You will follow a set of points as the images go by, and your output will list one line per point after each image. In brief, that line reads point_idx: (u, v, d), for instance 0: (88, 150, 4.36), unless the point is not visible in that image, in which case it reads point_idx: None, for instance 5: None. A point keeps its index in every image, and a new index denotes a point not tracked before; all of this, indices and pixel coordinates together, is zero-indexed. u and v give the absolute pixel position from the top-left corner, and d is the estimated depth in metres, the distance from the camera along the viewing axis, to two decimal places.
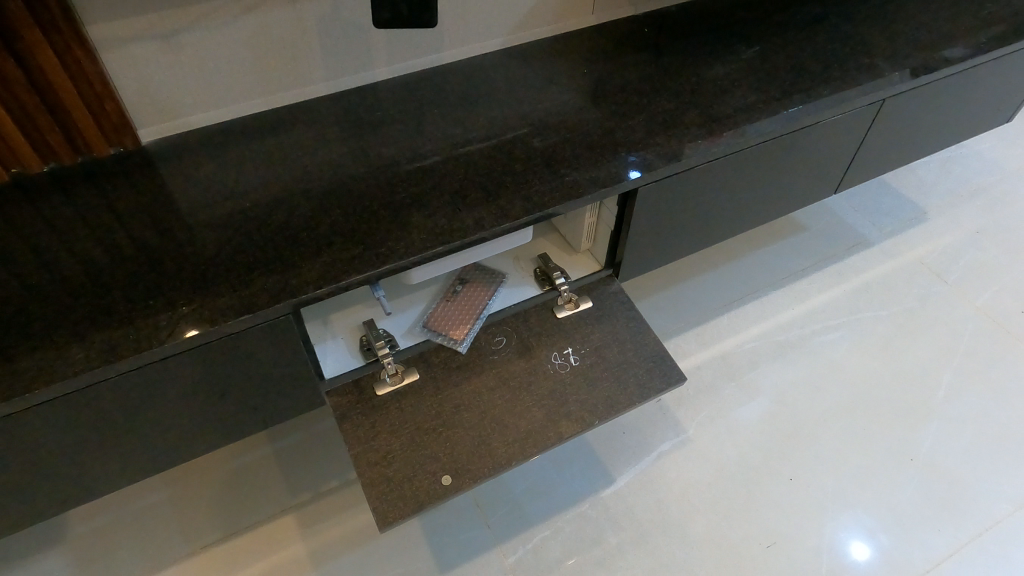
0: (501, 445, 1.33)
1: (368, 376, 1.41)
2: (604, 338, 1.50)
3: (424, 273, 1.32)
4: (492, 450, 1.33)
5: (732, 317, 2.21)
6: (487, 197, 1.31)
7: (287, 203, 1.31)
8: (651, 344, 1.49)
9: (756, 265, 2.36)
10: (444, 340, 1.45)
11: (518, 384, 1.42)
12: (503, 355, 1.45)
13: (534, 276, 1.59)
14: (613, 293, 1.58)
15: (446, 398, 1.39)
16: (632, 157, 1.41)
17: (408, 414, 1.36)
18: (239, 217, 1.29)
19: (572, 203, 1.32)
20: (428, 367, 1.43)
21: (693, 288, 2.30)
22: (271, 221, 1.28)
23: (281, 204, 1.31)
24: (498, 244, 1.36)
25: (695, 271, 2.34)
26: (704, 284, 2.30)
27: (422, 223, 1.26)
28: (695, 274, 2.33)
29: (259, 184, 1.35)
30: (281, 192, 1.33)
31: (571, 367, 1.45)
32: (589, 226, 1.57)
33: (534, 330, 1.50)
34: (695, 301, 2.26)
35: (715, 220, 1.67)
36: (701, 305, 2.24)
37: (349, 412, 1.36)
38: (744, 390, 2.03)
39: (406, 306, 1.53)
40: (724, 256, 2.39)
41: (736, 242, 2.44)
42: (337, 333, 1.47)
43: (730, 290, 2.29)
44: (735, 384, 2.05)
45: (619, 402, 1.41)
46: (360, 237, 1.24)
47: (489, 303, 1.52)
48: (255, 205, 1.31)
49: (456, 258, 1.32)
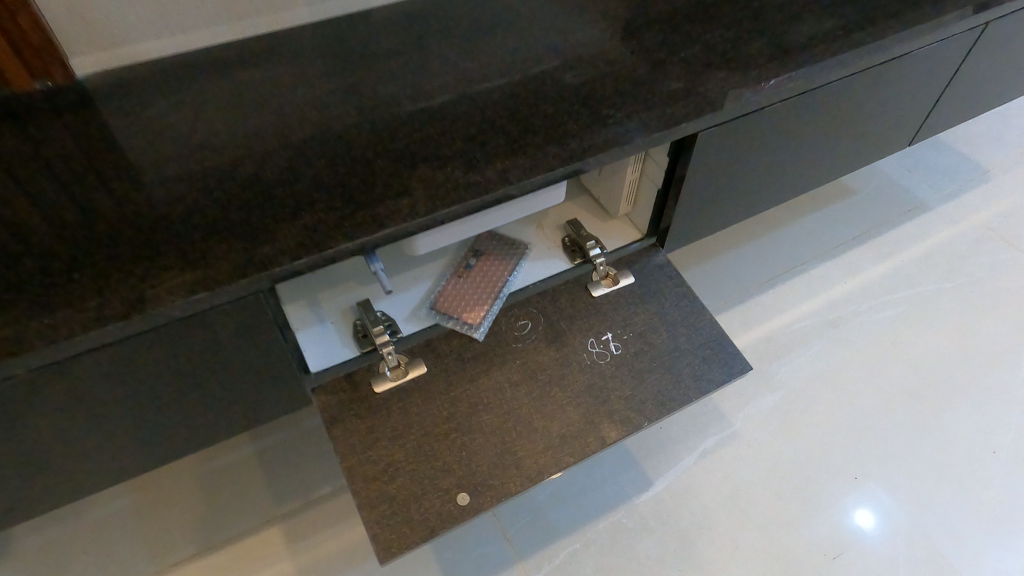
0: (530, 454, 1.08)
1: (363, 369, 1.14)
2: (649, 320, 1.24)
3: (431, 240, 1.04)
4: (520, 461, 1.07)
5: (778, 291, 1.95)
6: (512, 144, 1.03)
7: (257, 151, 1.03)
8: (706, 327, 1.23)
9: (804, 234, 2.09)
10: (456, 327, 1.18)
11: (548, 378, 1.16)
12: (529, 343, 1.19)
13: (562, 247, 1.33)
14: (658, 266, 1.31)
15: (462, 396, 1.13)
16: (690, 94, 1.14)
17: (414, 416, 1.10)
18: (196, 167, 1.01)
19: (619, 151, 1.04)
20: (438, 358, 1.16)
21: (739, 262, 2.02)
22: (237, 172, 1.00)
23: (249, 152, 1.03)
24: (525, 205, 1.08)
25: (737, 243, 2.06)
26: (746, 257, 2.03)
27: (430, 176, 0.99)
28: (737, 246, 2.05)
29: (224, 128, 1.07)
30: (251, 137, 1.05)
31: (612, 356, 1.19)
32: (630, 183, 1.31)
33: (566, 312, 1.24)
34: (737, 276, 1.98)
35: (776, 177, 1.40)
36: (744, 280, 1.98)
37: (341, 415, 1.09)
38: (797, 376, 1.78)
39: (408, 283, 1.27)
40: (771, 226, 2.11)
41: (780, 209, 2.16)
42: (326, 315, 1.21)
43: (777, 263, 2.01)
44: (785, 369, 1.79)
45: (673, 400, 1.15)
46: (350, 193, 0.96)
47: (510, 279, 1.26)
48: (217, 154, 1.03)
49: (472, 219, 1.03)
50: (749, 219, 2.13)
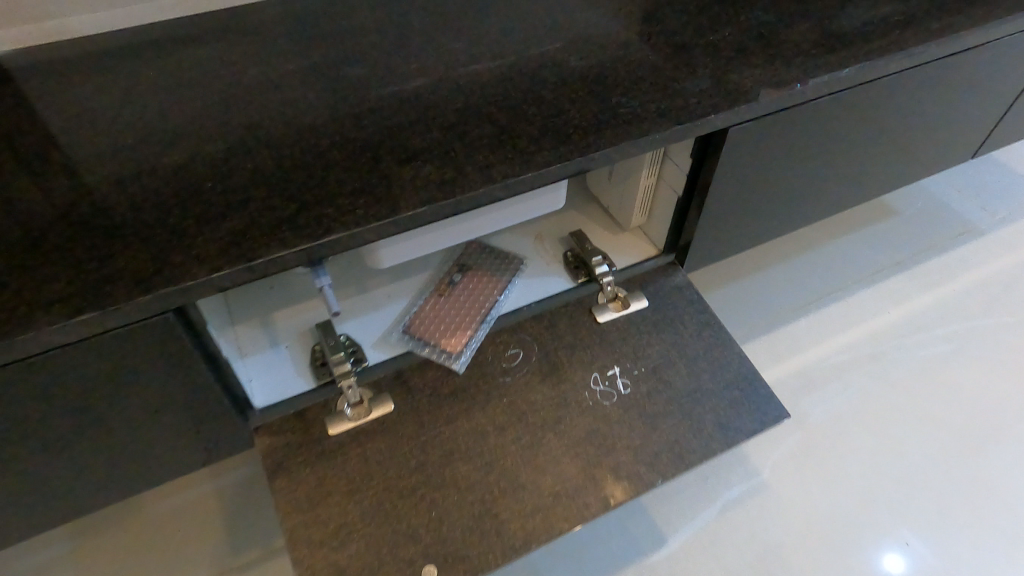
0: (517, 518, 0.87)
1: (318, 406, 0.95)
2: (666, 353, 1.03)
3: (396, 251, 0.85)
4: (504, 527, 0.87)
5: (812, 321, 1.71)
6: (500, 135, 0.84)
7: (190, 136, 0.84)
8: (734, 364, 1.03)
9: (841, 257, 1.86)
10: (433, 356, 0.99)
11: (541, 422, 0.96)
12: (520, 377, 0.99)
13: (564, 263, 1.13)
14: (678, 288, 1.11)
15: (434, 442, 0.93)
16: (722, 81, 0.94)
17: (376, 466, 0.90)
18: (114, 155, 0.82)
19: (632, 146, 0.85)
20: (408, 394, 0.97)
21: (767, 288, 1.79)
22: (161, 162, 0.81)
23: (181, 138, 0.84)
24: (515, 210, 0.88)
25: (765, 266, 1.84)
26: (775, 282, 1.80)
27: (395, 170, 0.79)
28: (764, 269, 1.83)
29: (156, 110, 0.89)
30: (186, 121, 0.86)
31: (619, 396, 0.99)
32: (644, 191, 1.12)
33: (565, 341, 1.04)
34: (764, 303, 1.76)
35: (818, 187, 1.19)
36: (772, 308, 1.75)
37: (287, 463, 0.90)
38: (838, 417, 1.53)
39: (380, 302, 1.08)
40: (803, 248, 1.88)
41: (813, 229, 1.94)
42: (281, 339, 1.03)
43: (809, 289, 1.79)
44: (824, 408, 1.54)
45: (693, 452, 0.95)
46: (294, 190, 0.77)
47: (499, 300, 1.07)
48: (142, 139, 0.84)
49: (446, 224, 0.84)
50: (777, 240, 1.91)
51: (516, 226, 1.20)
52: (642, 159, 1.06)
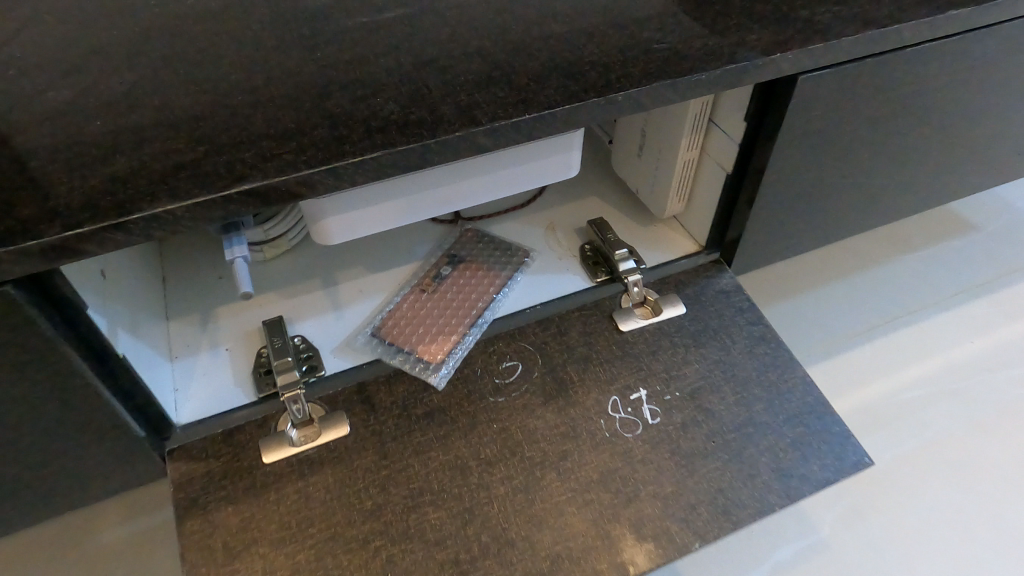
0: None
1: (253, 425, 0.74)
2: (708, 375, 0.80)
3: (348, 221, 0.64)
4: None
5: (886, 347, 1.26)
6: (490, 71, 0.63)
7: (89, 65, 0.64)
8: (797, 392, 0.79)
9: (944, 261, 1.42)
10: (405, 368, 0.78)
11: (539, 459, 0.73)
12: (516, 399, 0.77)
13: (579, 258, 0.92)
14: (723, 293, 0.87)
15: (397, 480, 0.70)
16: (791, 17, 0.71)
17: (318, 508, 0.68)
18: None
19: (669, 90, 0.63)
20: (370, 415, 0.75)
21: (830, 310, 1.32)
22: (42, 93, 0.61)
23: (77, 65, 0.64)
24: (508, 175, 0.67)
25: (822, 282, 1.37)
26: (836, 304, 1.34)
27: (345, 110, 0.59)
28: (821, 286, 1.36)
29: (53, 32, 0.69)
30: (88, 47, 0.66)
31: (647, 428, 0.75)
32: (684, 162, 0.88)
33: (577, 353, 0.81)
34: (822, 329, 1.29)
35: (914, 178, 0.94)
36: (832, 332, 1.29)
37: (200, 499, 0.68)
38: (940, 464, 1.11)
39: (348, 300, 0.87)
40: (871, 259, 1.41)
41: (907, 225, 1.48)
42: (221, 340, 0.82)
43: (879, 310, 1.33)
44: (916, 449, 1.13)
45: (744, 507, 0.71)
46: (205, 130, 0.57)
47: (496, 300, 0.85)
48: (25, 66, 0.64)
49: (409, 180, 0.62)
50: (840, 247, 1.43)
51: (524, 213, 0.98)
52: (687, 109, 0.82)
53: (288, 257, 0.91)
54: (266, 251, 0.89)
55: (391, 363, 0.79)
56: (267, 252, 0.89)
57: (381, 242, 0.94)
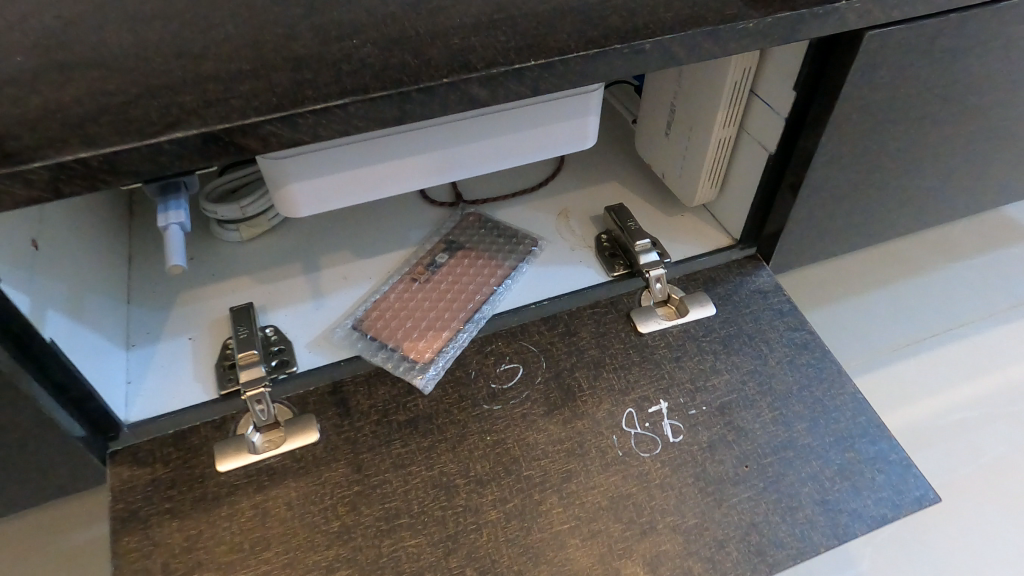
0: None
1: (210, 427, 0.64)
2: (741, 389, 0.69)
3: (317, 189, 0.54)
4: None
5: (940, 364, 1.03)
6: (493, 13, 0.52)
7: None
8: (845, 412, 0.68)
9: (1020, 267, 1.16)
10: (386, 368, 0.68)
11: (538, 479, 0.62)
12: (514, 408, 0.66)
13: (595, 249, 0.81)
14: (759, 294, 0.76)
15: (371, 498, 0.60)
16: None
17: (276, 528, 0.58)
18: None
19: (710, 41, 0.52)
20: (344, 420, 0.65)
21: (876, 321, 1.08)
22: None
23: None
24: (506, 142, 0.57)
25: (863, 286, 1.13)
26: (879, 314, 1.09)
27: (313, 52, 0.49)
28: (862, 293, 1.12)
29: None
30: None
31: (667, 448, 0.64)
32: (718, 143, 0.76)
33: (588, 357, 0.70)
34: (862, 341, 1.06)
35: (984, 169, 0.81)
36: (871, 344, 1.06)
37: (139, 511, 0.58)
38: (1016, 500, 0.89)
39: (331, 287, 0.77)
40: (924, 261, 1.17)
41: (971, 224, 1.23)
42: (185, 328, 0.72)
43: (930, 320, 1.09)
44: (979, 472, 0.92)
45: (782, 547, 0.59)
46: (143, 69, 0.47)
47: (497, 293, 0.75)
48: None
49: (389, 140, 0.53)
50: (884, 247, 1.18)
51: (533, 198, 0.87)
52: (725, 78, 0.70)
53: (269, 239, 0.82)
54: (243, 230, 0.80)
55: (372, 361, 0.69)
56: (244, 232, 0.80)
57: (371, 226, 0.84)
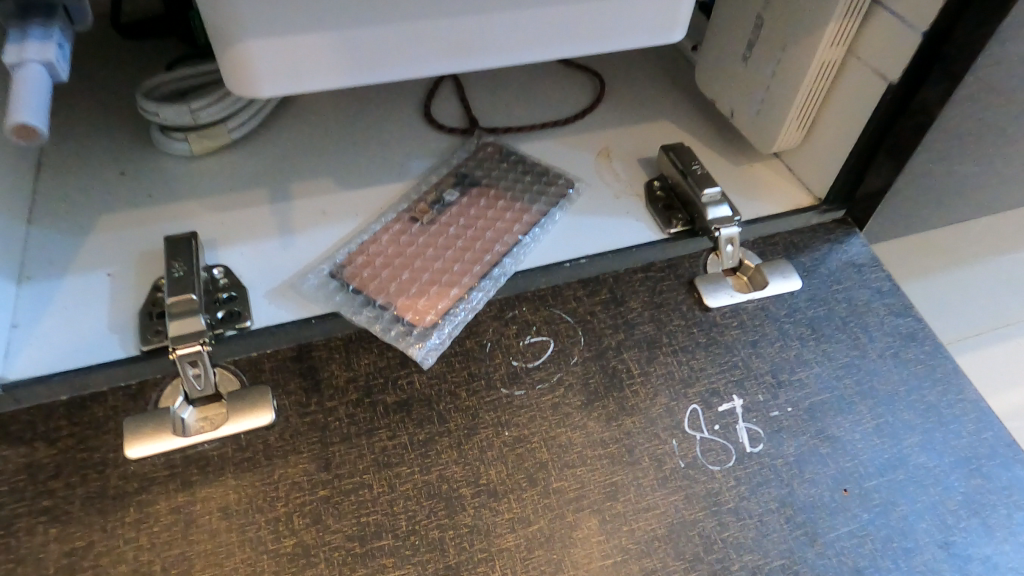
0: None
1: (122, 395, 0.46)
2: (835, 387, 0.53)
3: (285, 56, 0.39)
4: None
5: (1016, 363, 0.77)
6: None
7: None
8: (971, 427, 0.51)
9: None
10: (372, 336, 0.51)
11: (571, 494, 0.45)
12: (542, 395, 0.49)
13: (646, 198, 0.63)
14: (853, 268, 0.60)
15: (340, 508, 0.43)
16: None
17: (204, 544, 0.41)
18: None
19: None
20: (311, 397, 0.47)
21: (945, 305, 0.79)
22: None
23: None
24: (551, 21, 0.42)
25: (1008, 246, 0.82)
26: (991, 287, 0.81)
27: None
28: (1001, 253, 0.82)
29: None
30: None
31: (743, 461, 0.48)
32: (819, 70, 0.58)
33: (639, 334, 0.53)
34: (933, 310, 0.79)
35: None
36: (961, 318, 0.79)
37: (5, 511, 0.41)
38: None
39: (304, 221, 0.59)
40: None
41: None
42: (103, 261, 0.54)
43: None
44: None
45: None
46: None
47: (522, 244, 0.58)
48: None
49: None
50: None
51: (567, 132, 0.70)
52: None
53: (227, 158, 0.63)
54: (193, 142, 0.61)
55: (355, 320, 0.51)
56: (194, 145, 0.61)
57: (360, 150, 0.65)
